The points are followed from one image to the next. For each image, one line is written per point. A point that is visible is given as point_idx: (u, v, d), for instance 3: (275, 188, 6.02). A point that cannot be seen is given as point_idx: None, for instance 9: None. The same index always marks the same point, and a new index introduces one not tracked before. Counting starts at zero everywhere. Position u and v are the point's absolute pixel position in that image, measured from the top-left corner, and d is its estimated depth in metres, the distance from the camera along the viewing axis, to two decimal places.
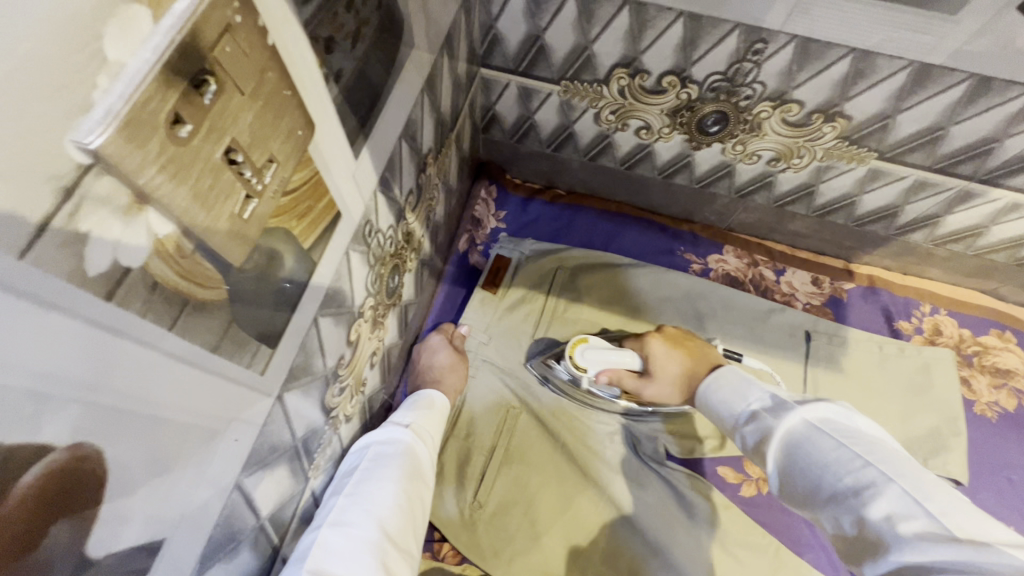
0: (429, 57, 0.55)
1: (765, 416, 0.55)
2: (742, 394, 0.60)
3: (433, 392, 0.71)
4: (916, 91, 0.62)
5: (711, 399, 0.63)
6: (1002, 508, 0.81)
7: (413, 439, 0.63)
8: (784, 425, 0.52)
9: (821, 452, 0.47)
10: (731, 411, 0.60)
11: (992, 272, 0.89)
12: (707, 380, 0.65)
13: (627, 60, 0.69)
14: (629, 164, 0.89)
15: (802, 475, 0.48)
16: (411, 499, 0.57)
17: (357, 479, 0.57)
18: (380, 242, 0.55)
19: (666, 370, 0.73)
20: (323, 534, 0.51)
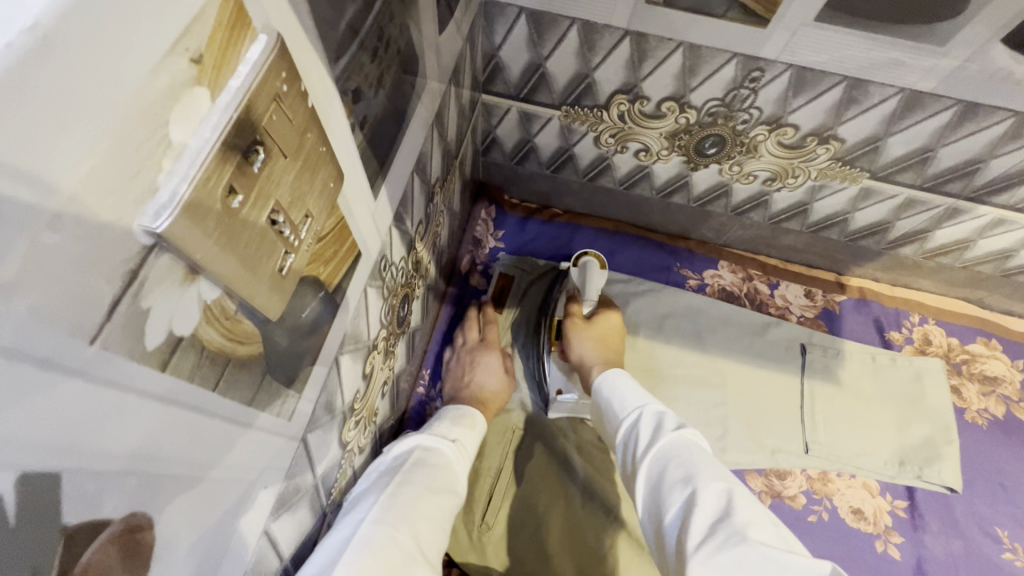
0: (439, 91, 0.55)
1: (664, 418, 0.58)
2: (641, 395, 0.63)
3: (472, 411, 0.73)
4: (906, 116, 0.64)
5: (611, 391, 0.66)
6: (996, 514, 0.83)
7: (458, 455, 0.64)
8: (680, 432, 0.55)
9: (701, 464, 0.51)
10: (626, 404, 0.63)
11: (977, 283, 0.93)
12: (619, 369, 0.69)
13: (627, 86, 0.71)
14: (627, 185, 0.91)
15: (677, 470, 0.51)
16: (446, 515, 0.57)
17: (401, 479, 0.56)
18: (393, 275, 0.55)
19: (609, 327, 0.82)
20: (362, 527, 0.49)
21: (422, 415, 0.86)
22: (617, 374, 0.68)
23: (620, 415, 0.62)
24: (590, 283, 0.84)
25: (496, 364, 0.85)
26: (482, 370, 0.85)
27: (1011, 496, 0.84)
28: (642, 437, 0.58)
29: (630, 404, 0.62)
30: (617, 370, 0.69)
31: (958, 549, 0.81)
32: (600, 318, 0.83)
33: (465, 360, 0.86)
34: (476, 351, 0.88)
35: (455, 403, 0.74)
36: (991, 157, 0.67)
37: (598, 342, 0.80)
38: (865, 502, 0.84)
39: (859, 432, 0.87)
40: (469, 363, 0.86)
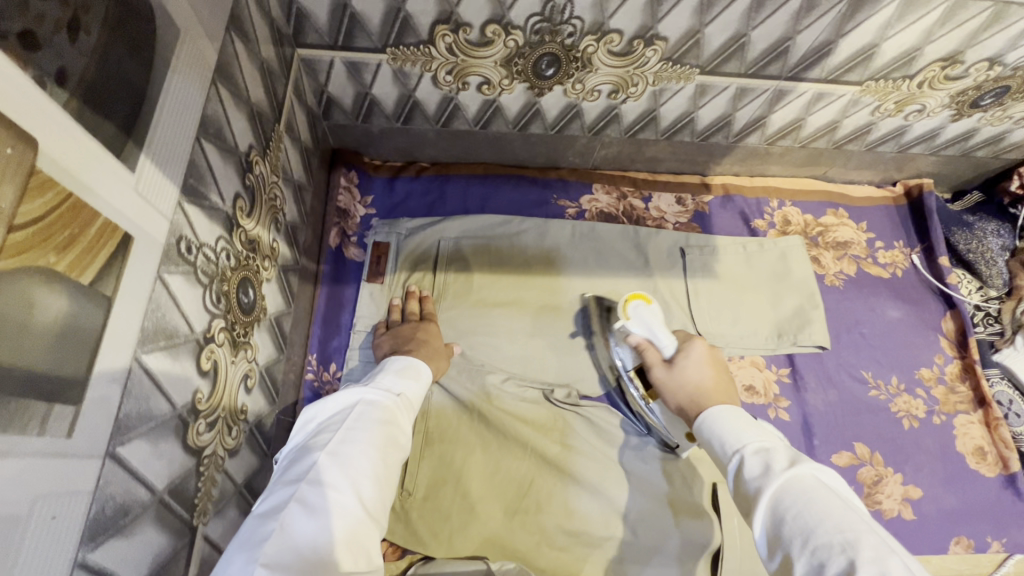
0: (214, 42, 0.49)
1: (767, 456, 0.53)
2: (745, 430, 0.57)
3: (419, 362, 0.69)
4: (713, 3, 0.66)
5: (712, 430, 0.60)
6: (861, 360, 0.93)
7: (403, 409, 0.60)
8: (799, 467, 0.50)
9: (823, 506, 0.46)
10: (728, 443, 0.57)
11: (818, 159, 1.00)
12: (717, 407, 0.63)
13: (445, 15, 0.67)
14: (483, 124, 0.88)
15: (806, 512, 0.46)
16: (393, 468, 0.54)
17: (341, 435, 0.52)
18: (211, 258, 0.49)
19: (693, 370, 0.73)
20: (301, 487, 0.46)
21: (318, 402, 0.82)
22: (715, 415, 0.62)
23: (723, 456, 0.57)
24: (654, 329, 0.79)
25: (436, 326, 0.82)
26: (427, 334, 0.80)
27: (869, 341, 0.94)
28: (750, 477, 0.52)
29: (730, 443, 0.57)
30: (723, 405, 0.63)
31: (834, 397, 0.91)
32: (681, 362, 0.74)
33: (403, 332, 0.79)
34: (415, 321, 0.82)
35: (402, 356, 0.69)
36: (797, 33, 0.70)
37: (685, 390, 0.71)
38: (755, 378, 0.91)
39: (742, 316, 0.93)
40: (407, 332, 0.80)
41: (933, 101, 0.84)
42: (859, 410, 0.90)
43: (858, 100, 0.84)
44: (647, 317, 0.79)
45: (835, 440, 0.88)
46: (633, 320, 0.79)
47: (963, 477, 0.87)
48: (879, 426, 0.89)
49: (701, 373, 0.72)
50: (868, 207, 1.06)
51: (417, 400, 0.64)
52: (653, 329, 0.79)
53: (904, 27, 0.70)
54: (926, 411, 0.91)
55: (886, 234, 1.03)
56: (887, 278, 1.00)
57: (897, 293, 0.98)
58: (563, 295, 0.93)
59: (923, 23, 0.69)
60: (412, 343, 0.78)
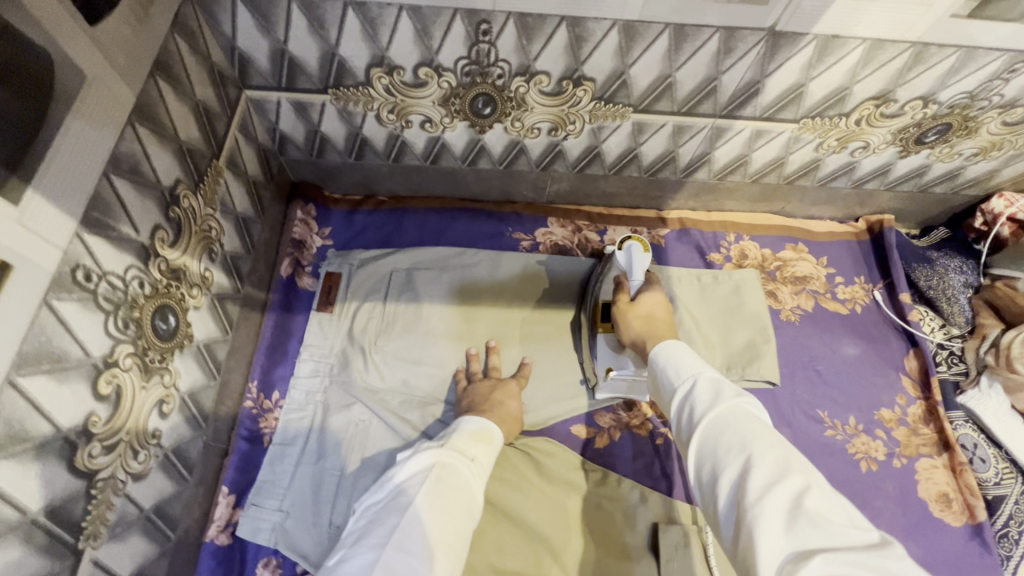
0: (133, 87, 0.52)
1: (717, 386, 0.53)
2: (699, 363, 0.57)
3: (494, 426, 0.75)
4: (632, 46, 0.68)
5: (667, 361, 0.59)
6: (817, 398, 0.91)
7: (476, 473, 0.67)
8: (730, 397, 0.51)
9: (765, 432, 0.47)
10: (682, 372, 0.57)
11: (773, 194, 1.00)
12: (676, 341, 0.62)
13: (377, 59, 0.71)
14: (432, 159, 0.91)
15: (733, 439, 0.47)
16: (465, 533, 0.61)
17: (419, 502, 0.60)
18: (117, 286, 0.52)
19: (653, 308, 0.75)
20: (383, 553, 0.55)
21: (255, 429, 0.83)
22: (670, 347, 0.61)
23: (672, 383, 0.56)
24: (632, 268, 0.78)
25: (516, 390, 0.85)
26: (503, 396, 0.83)
27: (825, 379, 0.92)
28: (693, 404, 0.53)
29: (683, 371, 0.56)
30: (670, 341, 0.62)
31: (787, 437, 0.88)
32: (644, 298, 0.76)
33: (481, 391, 0.83)
34: (495, 380, 0.86)
35: (476, 416, 0.75)
36: (721, 73, 0.72)
37: (641, 324, 0.73)
38: None
39: (691, 350, 0.92)
40: (489, 389, 0.83)
41: (876, 138, 0.84)
42: (814, 451, 0.87)
43: (799, 137, 0.84)
44: (633, 255, 0.78)
45: None
46: (621, 252, 0.79)
47: (924, 525, 0.82)
48: (834, 468, 0.85)
49: (658, 313, 0.74)
50: (829, 242, 1.04)
51: (488, 463, 0.71)
52: (632, 268, 0.78)
53: (826, 68, 0.71)
54: (886, 454, 0.87)
55: (847, 270, 1.02)
56: (846, 314, 0.97)
57: (856, 330, 0.96)
58: (511, 327, 0.93)
59: (845, 63, 0.70)
60: (490, 403, 0.81)
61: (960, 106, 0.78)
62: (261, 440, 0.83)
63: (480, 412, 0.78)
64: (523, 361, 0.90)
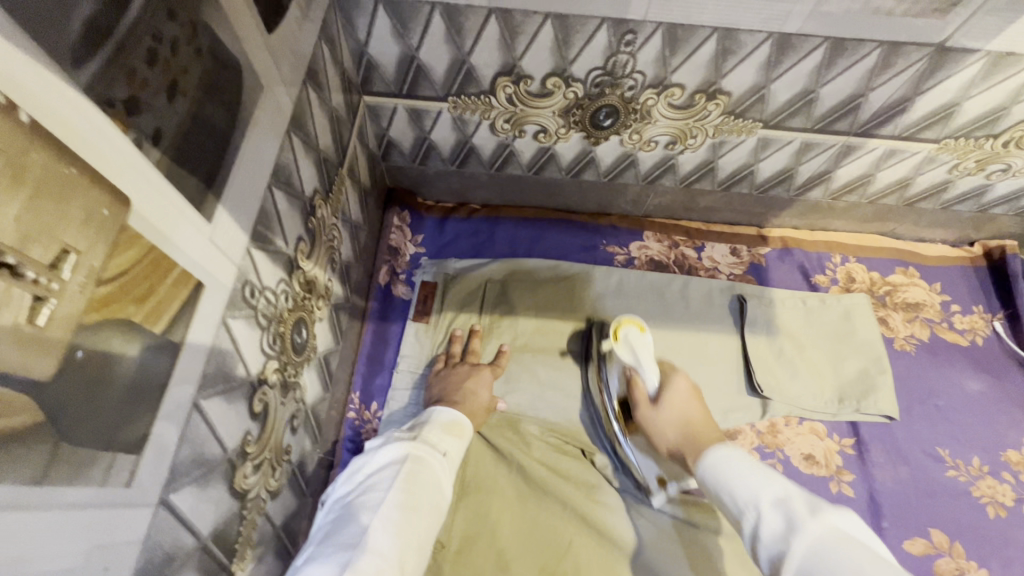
0: (291, 94, 0.51)
1: (785, 509, 0.48)
2: (756, 480, 0.53)
3: (465, 418, 0.72)
4: (782, 60, 0.64)
5: (717, 483, 0.56)
6: (937, 435, 0.85)
7: (446, 467, 0.64)
8: (806, 524, 0.45)
9: (852, 554, 0.41)
10: (738, 495, 0.53)
11: (887, 215, 0.95)
12: (728, 450, 0.59)
13: (507, 67, 0.68)
14: (536, 169, 0.88)
15: (824, 570, 0.41)
16: (431, 533, 0.57)
17: (391, 500, 0.56)
18: (271, 301, 0.50)
19: (681, 407, 0.72)
20: (354, 554, 0.50)
21: (357, 439, 0.83)
22: (722, 460, 0.58)
23: (737, 513, 0.52)
24: (641, 364, 0.77)
25: (489, 379, 0.81)
26: (475, 384, 0.79)
27: (945, 415, 0.86)
28: (768, 545, 0.48)
29: (742, 496, 0.52)
30: (726, 446, 0.59)
31: (905, 474, 0.83)
32: (665, 400, 0.74)
33: (455, 378, 0.80)
34: (471, 365, 0.82)
35: (446, 408, 0.72)
36: (870, 90, 0.68)
37: (674, 428, 0.71)
38: (815, 446, 0.85)
39: (799, 377, 0.88)
40: (463, 376, 0.80)
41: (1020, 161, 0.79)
42: (934, 492, 0.81)
43: (934, 157, 0.79)
44: (636, 348, 0.78)
45: (908, 523, 0.79)
46: (622, 347, 0.79)
47: None
48: (957, 512, 0.80)
49: (677, 414, 0.72)
50: (943, 268, 0.98)
51: (459, 456, 0.67)
52: (641, 362, 0.77)
53: (989, 87, 0.66)
54: (1015, 499, 0.81)
55: (963, 297, 0.96)
56: (965, 345, 0.92)
57: (977, 364, 0.90)
58: None
59: (1011, 83, 0.65)
60: (461, 394, 0.78)
61: None
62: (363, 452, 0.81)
63: (450, 404, 0.76)
64: (500, 349, 0.87)
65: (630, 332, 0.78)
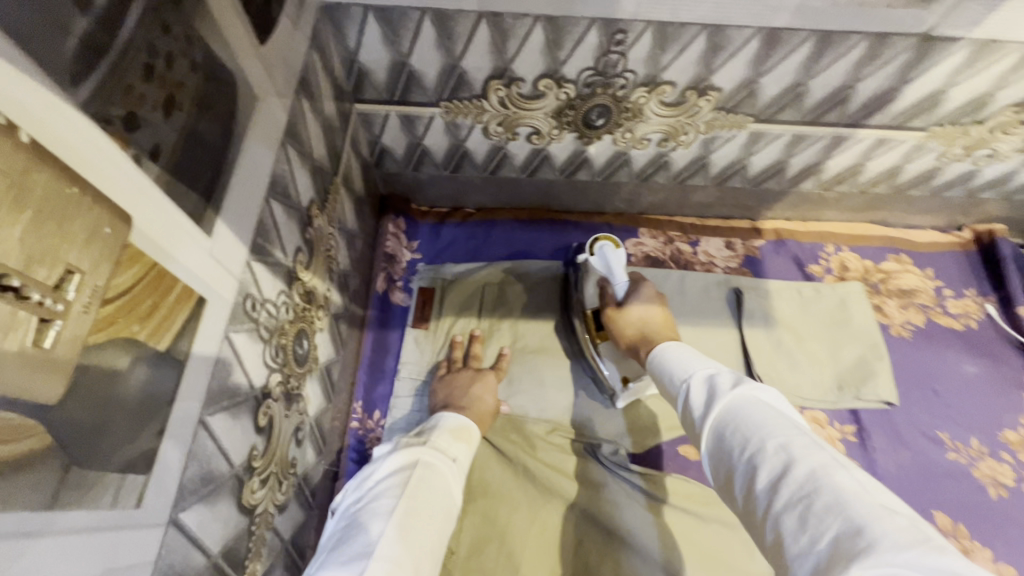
0: (285, 105, 0.51)
1: (714, 379, 0.49)
2: (696, 362, 0.54)
3: (471, 424, 0.72)
4: (771, 55, 0.65)
5: (664, 366, 0.57)
6: (936, 419, 0.86)
7: (455, 472, 0.63)
8: (729, 391, 0.46)
9: (756, 418, 0.42)
10: (677, 375, 0.54)
11: (878, 204, 0.96)
12: (679, 344, 0.60)
13: (499, 71, 0.68)
14: (530, 171, 0.89)
15: (739, 434, 0.43)
16: (443, 539, 0.56)
17: (402, 508, 0.55)
18: (272, 313, 0.50)
19: (642, 311, 0.72)
20: (366, 561, 0.49)
21: (362, 449, 0.82)
22: (674, 350, 0.59)
23: (671, 387, 0.54)
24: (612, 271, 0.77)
25: (494, 383, 0.81)
26: (480, 389, 0.79)
27: (944, 399, 0.87)
28: (693, 419, 0.49)
29: (681, 374, 0.54)
30: (676, 343, 0.60)
31: (907, 459, 0.83)
32: (631, 301, 0.73)
33: (459, 383, 0.80)
34: (475, 370, 0.82)
35: (452, 414, 0.71)
36: (858, 81, 0.68)
37: (634, 330, 0.71)
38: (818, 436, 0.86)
39: (799, 367, 0.88)
40: (467, 382, 0.80)
41: (1006, 145, 0.80)
42: (937, 476, 0.82)
43: (922, 145, 0.80)
44: (609, 256, 0.77)
45: (912, 507, 0.80)
46: (595, 256, 0.78)
47: None
48: (960, 495, 0.81)
49: (643, 313, 0.71)
50: (935, 254, 1.00)
51: (468, 461, 0.67)
52: (612, 268, 0.77)
53: (974, 74, 0.67)
54: (1015, 479, 0.82)
55: (955, 282, 0.97)
56: (960, 329, 0.93)
57: (972, 347, 0.91)
58: None
59: (995, 70, 0.66)
60: (467, 399, 0.78)
61: None
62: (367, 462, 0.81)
63: (457, 410, 0.76)
64: (500, 351, 0.87)
65: (604, 244, 0.78)
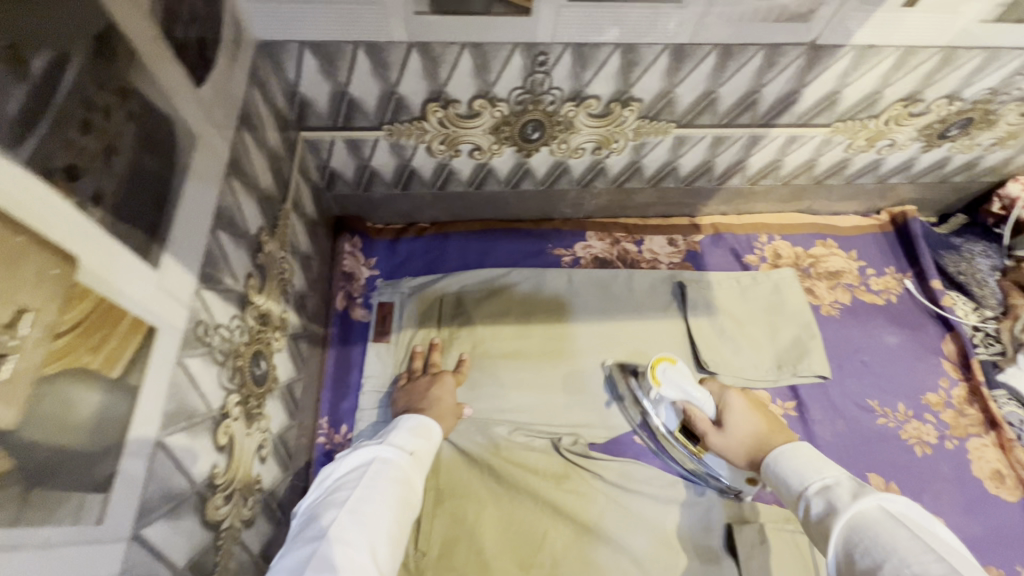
0: (227, 141, 0.54)
1: (854, 491, 0.54)
2: (825, 469, 0.58)
3: (432, 422, 0.75)
4: (680, 67, 0.71)
5: (785, 469, 0.62)
6: (865, 388, 0.94)
7: (415, 466, 0.67)
8: (867, 505, 0.51)
9: (887, 538, 0.47)
10: (806, 477, 0.59)
11: (802, 194, 1.04)
12: (804, 444, 0.64)
13: (434, 94, 0.73)
14: (476, 184, 0.93)
15: (877, 548, 0.47)
16: (404, 525, 0.60)
17: (354, 497, 0.59)
18: (226, 337, 0.53)
19: (740, 421, 0.75)
20: (323, 548, 0.53)
21: (330, 464, 0.84)
22: (793, 451, 0.63)
23: (793, 491, 0.59)
24: (686, 390, 0.80)
25: (451, 383, 0.85)
26: (439, 390, 0.83)
27: (871, 369, 0.95)
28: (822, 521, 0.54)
29: (808, 479, 0.58)
30: (793, 443, 0.64)
31: (842, 427, 0.90)
32: (730, 417, 0.76)
33: (419, 388, 0.84)
34: (432, 374, 0.87)
35: (414, 414, 0.75)
36: (762, 86, 0.75)
37: (745, 445, 0.74)
38: None
39: (741, 351, 0.95)
40: (426, 386, 0.84)
41: (902, 135, 0.89)
42: (869, 440, 0.90)
43: (830, 139, 0.88)
44: (678, 381, 0.81)
45: (846, 470, 0.87)
46: (665, 386, 0.81)
47: (982, 504, 0.85)
48: (889, 455, 0.88)
49: (747, 425, 0.74)
50: (857, 236, 1.08)
51: (428, 456, 0.71)
52: (687, 391, 0.80)
53: (861, 75, 0.75)
54: (937, 436, 0.90)
55: (876, 261, 1.06)
56: (882, 304, 1.01)
57: (893, 319, 1.00)
58: (566, 342, 0.95)
59: (879, 69, 0.74)
60: (426, 401, 0.81)
61: (983, 101, 0.82)
62: None
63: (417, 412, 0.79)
64: (460, 358, 0.90)
65: (666, 368, 0.83)
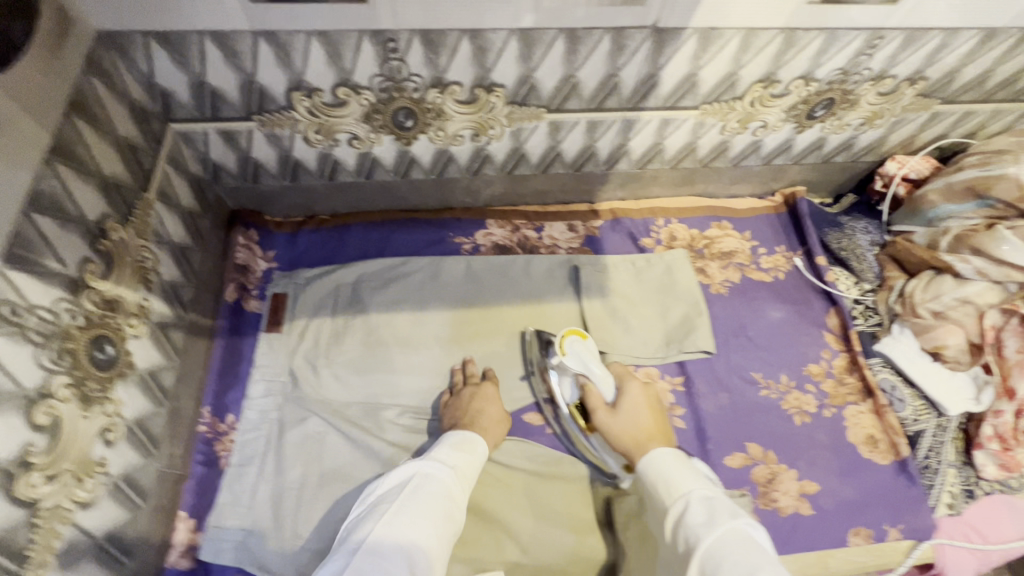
0: (48, 126, 0.55)
1: (716, 506, 0.59)
2: (693, 479, 0.64)
3: (477, 437, 0.77)
4: (532, 52, 0.74)
5: (656, 474, 0.66)
6: (750, 362, 0.97)
7: (456, 481, 0.69)
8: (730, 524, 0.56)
9: (743, 557, 0.53)
10: (676, 488, 0.63)
11: (693, 178, 1.07)
12: (671, 450, 0.69)
13: (295, 83, 0.74)
14: (365, 174, 0.95)
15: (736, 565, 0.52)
16: (444, 542, 0.63)
17: (399, 509, 0.62)
18: (46, 319, 0.53)
19: (633, 411, 0.77)
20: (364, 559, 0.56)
21: (211, 453, 0.84)
22: (664, 457, 0.68)
23: (667, 498, 0.63)
24: (589, 365, 0.83)
25: (493, 393, 0.87)
26: (485, 403, 0.85)
27: (756, 343, 0.98)
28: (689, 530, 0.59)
29: (679, 489, 0.63)
30: (665, 448, 0.69)
31: (724, 400, 0.93)
32: (622, 403, 0.78)
33: (462, 404, 0.85)
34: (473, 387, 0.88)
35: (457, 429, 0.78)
36: (619, 69, 0.78)
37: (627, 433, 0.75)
38: None
39: (631, 330, 0.97)
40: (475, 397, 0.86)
41: (772, 117, 0.92)
42: (751, 411, 0.92)
43: (703, 122, 0.91)
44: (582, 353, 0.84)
45: (725, 440, 0.90)
46: (568, 356, 0.84)
47: (857, 469, 0.88)
48: (769, 424, 0.91)
49: (638, 413, 0.77)
50: (751, 218, 1.12)
51: (472, 471, 0.73)
52: (587, 365, 0.83)
53: (711, 57, 0.78)
54: (817, 406, 0.93)
55: (768, 241, 1.09)
56: (769, 281, 1.05)
57: (780, 296, 1.03)
58: (460, 327, 0.96)
59: (727, 51, 0.77)
60: (472, 414, 0.83)
61: (838, 81, 0.86)
62: (217, 463, 0.84)
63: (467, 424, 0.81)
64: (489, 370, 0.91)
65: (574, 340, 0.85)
